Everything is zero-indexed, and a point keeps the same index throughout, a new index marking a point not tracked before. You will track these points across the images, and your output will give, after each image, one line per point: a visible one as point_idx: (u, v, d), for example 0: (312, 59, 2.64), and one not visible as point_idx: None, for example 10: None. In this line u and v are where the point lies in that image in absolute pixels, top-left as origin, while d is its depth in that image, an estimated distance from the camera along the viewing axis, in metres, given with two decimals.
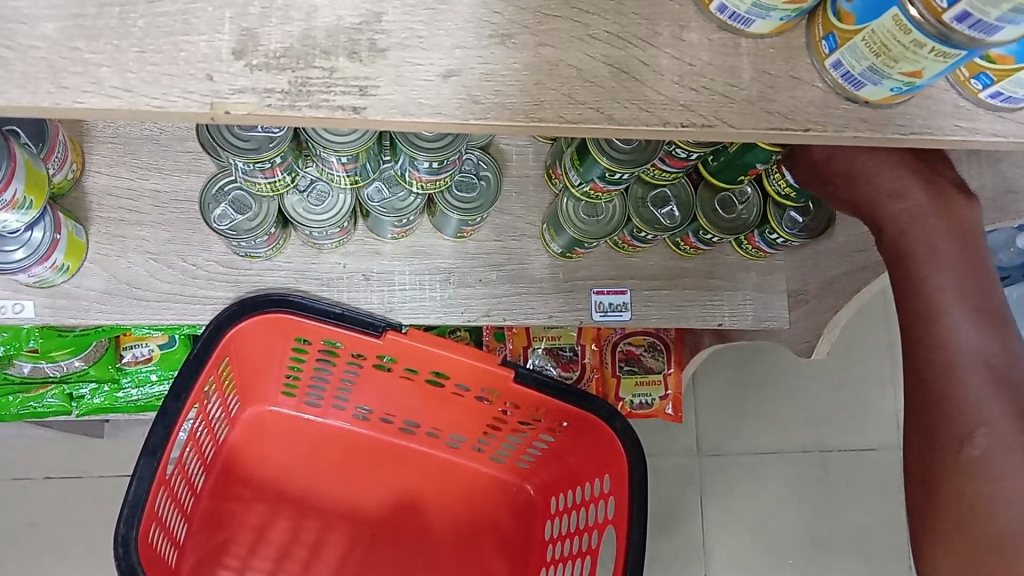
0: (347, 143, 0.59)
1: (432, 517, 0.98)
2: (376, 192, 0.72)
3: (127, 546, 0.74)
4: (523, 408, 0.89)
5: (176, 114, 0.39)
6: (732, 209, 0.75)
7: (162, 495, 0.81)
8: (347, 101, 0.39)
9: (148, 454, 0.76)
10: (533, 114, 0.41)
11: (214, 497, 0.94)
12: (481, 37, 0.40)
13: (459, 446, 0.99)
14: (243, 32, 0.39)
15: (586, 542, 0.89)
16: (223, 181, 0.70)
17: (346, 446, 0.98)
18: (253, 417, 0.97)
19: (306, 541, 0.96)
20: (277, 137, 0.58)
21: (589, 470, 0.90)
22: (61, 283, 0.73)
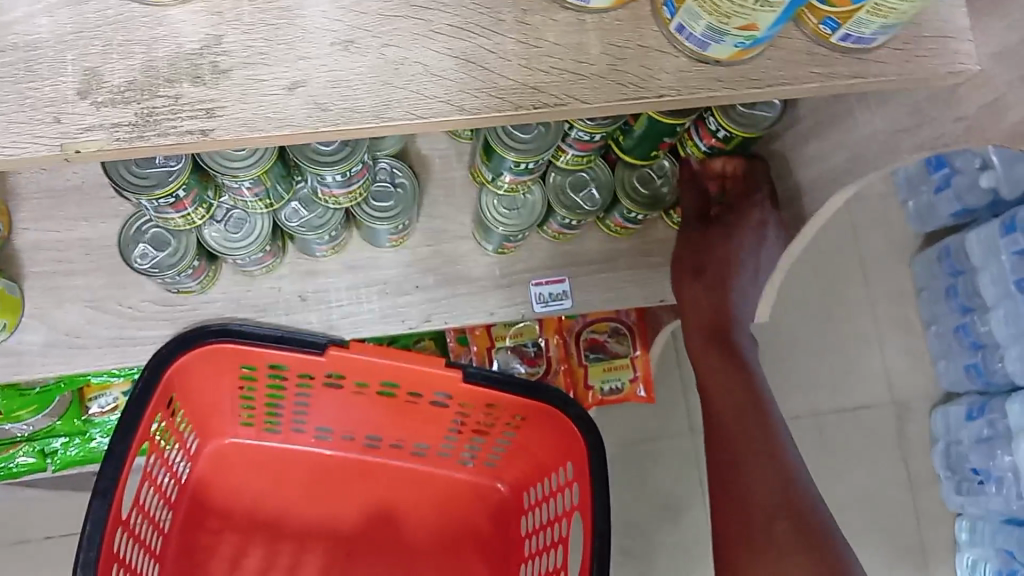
0: (248, 167, 0.60)
1: (406, 526, 1.01)
2: (294, 213, 0.72)
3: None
4: (474, 405, 0.93)
5: (29, 160, 0.39)
6: (652, 183, 0.75)
7: (123, 535, 0.84)
8: (194, 125, 0.40)
9: (100, 496, 0.77)
10: (383, 114, 0.41)
11: (186, 533, 0.97)
12: (324, 45, 0.41)
13: (425, 454, 1.03)
14: (85, 72, 0.40)
15: (560, 530, 0.93)
16: (141, 221, 0.70)
17: (311, 469, 1.03)
18: (215, 450, 1.02)
19: (283, 565, 0.99)
20: (176, 169, 0.59)
21: (554, 459, 0.94)
22: (4, 340, 0.75)
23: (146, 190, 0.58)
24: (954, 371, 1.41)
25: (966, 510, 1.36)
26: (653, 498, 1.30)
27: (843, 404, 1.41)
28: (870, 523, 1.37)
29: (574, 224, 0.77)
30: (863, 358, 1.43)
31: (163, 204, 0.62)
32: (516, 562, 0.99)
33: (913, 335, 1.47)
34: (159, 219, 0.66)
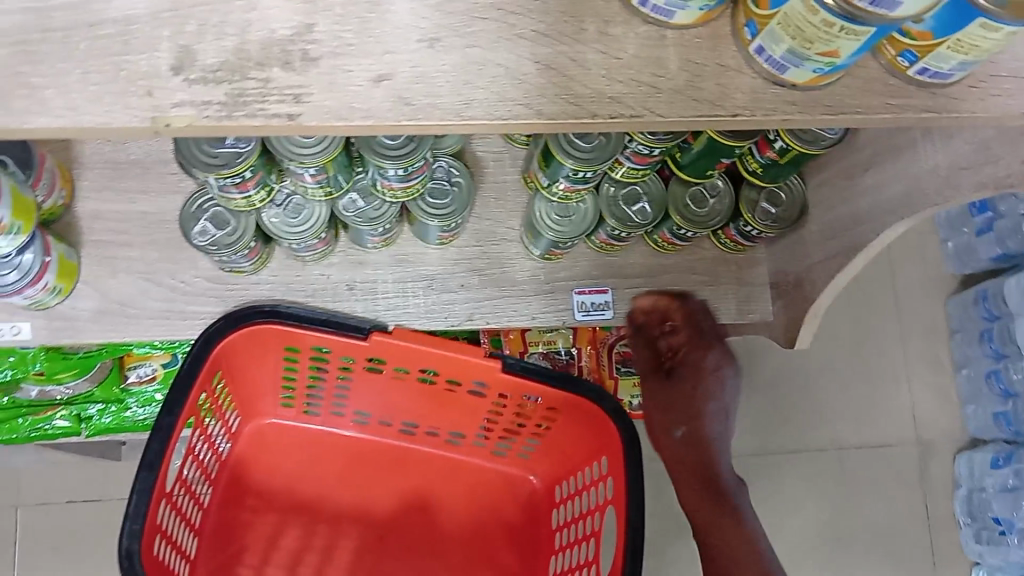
0: (315, 154, 0.61)
1: (439, 514, 1.04)
2: (351, 203, 0.74)
3: (132, 558, 0.75)
4: (514, 397, 0.95)
5: (119, 131, 0.40)
6: (704, 203, 0.75)
7: (162, 508, 0.85)
8: (281, 109, 0.41)
9: (146, 468, 0.77)
10: (463, 112, 0.42)
11: (224, 510, 0.99)
12: (410, 41, 0.42)
13: (460, 444, 1.05)
14: (180, 49, 0.41)
15: (594, 523, 0.95)
16: (202, 199, 0.73)
17: (347, 453, 1.04)
18: (254, 430, 1.03)
19: (317, 547, 1.01)
20: (245, 151, 0.61)
21: (590, 454, 0.97)
22: (56, 304, 0.76)
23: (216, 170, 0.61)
24: (983, 416, 1.40)
25: (985, 559, 1.36)
26: (672, 517, 1.30)
27: (868, 440, 1.40)
28: (890, 563, 1.36)
29: (622, 236, 0.77)
30: (890, 396, 1.42)
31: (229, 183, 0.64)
32: (547, 554, 1.02)
33: (943, 374, 1.45)
34: (221, 198, 0.68)
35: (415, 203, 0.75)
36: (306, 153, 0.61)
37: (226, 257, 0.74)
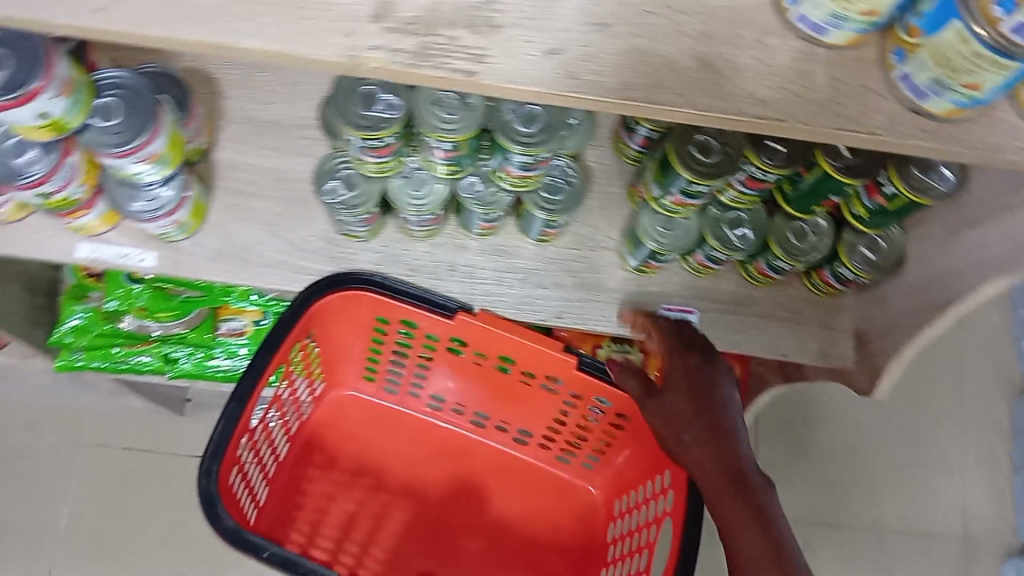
0: (454, 131, 0.66)
1: (493, 505, 1.10)
2: (471, 186, 0.79)
3: (209, 477, 0.81)
4: (585, 398, 1.02)
5: (317, 62, 0.45)
6: (806, 239, 0.78)
7: (248, 447, 0.92)
8: (463, 66, 0.45)
9: (237, 400, 0.84)
10: (623, 93, 0.46)
11: (295, 465, 1.07)
12: (584, 24, 0.46)
13: (524, 443, 1.12)
14: (382, 0, 0.46)
15: (645, 535, 0.98)
16: (336, 162, 0.80)
17: (417, 434, 1.12)
18: (336, 400, 1.12)
19: (374, 515, 1.08)
20: (392, 119, 0.67)
21: (648, 469, 1.02)
22: (180, 240, 0.82)
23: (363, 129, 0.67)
24: None
25: None
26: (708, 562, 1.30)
27: (914, 525, 1.37)
28: None
29: (719, 258, 0.79)
30: (942, 486, 1.39)
31: (368, 147, 0.69)
32: (594, 561, 1.06)
33: (1001, 474, 1.40)
34: (356, 161, 0.74)
35: (532, 195, 0.79)
36: (446, 127, 0.66)
37: (347, 218, 0.79)
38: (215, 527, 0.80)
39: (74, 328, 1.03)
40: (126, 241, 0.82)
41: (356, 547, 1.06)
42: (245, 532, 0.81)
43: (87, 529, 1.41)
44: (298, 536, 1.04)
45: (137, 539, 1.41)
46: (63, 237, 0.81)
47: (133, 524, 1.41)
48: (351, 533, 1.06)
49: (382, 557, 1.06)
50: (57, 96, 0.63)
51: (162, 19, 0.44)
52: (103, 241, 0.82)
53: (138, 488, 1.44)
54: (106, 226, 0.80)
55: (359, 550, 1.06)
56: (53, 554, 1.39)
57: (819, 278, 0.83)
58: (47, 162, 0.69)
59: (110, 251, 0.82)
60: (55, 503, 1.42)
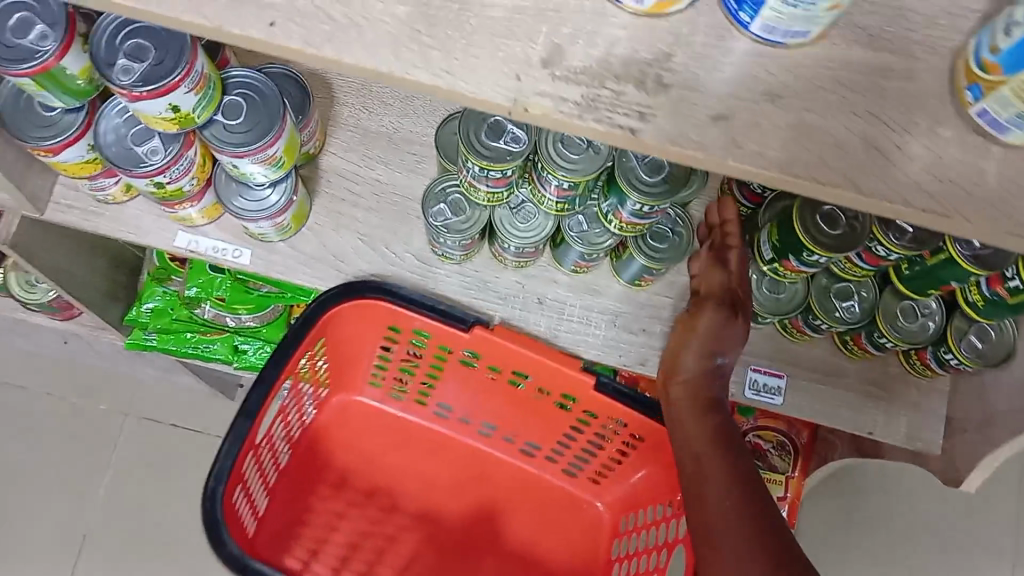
0: (573, 170, 0.66)
1: (500, 520, 1.17)
2: (576, 224, 0.77)
3: (214, 500, 0.87)
4: (595, 418, 1.07)
5: (480, 102, 0.44)
6: (914, 319, 0.76)
7: (252, 460, 0.98)
8: (627, 123, 0.44)
9: (245, 416, 0.90)
10: (788, 168, 0.44)
11: (301, 478, 1.14)
12: (754, 92, 0.45)
13: (529, 454, 1.19)
14: (553, 46, 0.45)
15: (655, 559, 1.04)
16: (446, 183, 0.79)
17: (423, 446, 1.19)
18: (340, 404, 1.19)
19: (382, 534, 1.15)
20: (516, 152, 0.67)
21: (657, 493, 1.08)
22: (275, 240, 0.82)
23: (485, 159, 0.67)
24: None
25: None
26: None
27: None
28: None
29: (819, 326, 0.77)
30: None
31: (486, 177, 0.69)
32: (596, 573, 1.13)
33: None
34: (467, 187, 0.73)
35: (637, 242, 0.77)
36: (570, 167, 0.66)
37: (448, 242, 0.79)
38: (220, 552, 0.88)
39: (152, 310, 1.04)
40: (223, 235, 0.82)
41: (362, 563, 1.13)
42: (249, 559, 0.88)
43: (124, 500, 1.40)
44: (302, 552, 1.11)
45: (172, 518, 1.40)
46: (164, 224, 0.82)
47: (169, 502, 1.41)
48: (358, 552, 1.13)
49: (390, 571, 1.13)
50: (190, 91, 0.63)
51: (331, 39, 0.44)
52: (199, 233, 0.82)
53: (179, 466, 1.44)
54: (206, 219, 0.81)
55: (366, 566, 1.13)
56: (89, 521, 1.38)
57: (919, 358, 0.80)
58: (167, 153, 0.69)
59: (208, 243, 0.82)
60: (97, 470, 1.42)
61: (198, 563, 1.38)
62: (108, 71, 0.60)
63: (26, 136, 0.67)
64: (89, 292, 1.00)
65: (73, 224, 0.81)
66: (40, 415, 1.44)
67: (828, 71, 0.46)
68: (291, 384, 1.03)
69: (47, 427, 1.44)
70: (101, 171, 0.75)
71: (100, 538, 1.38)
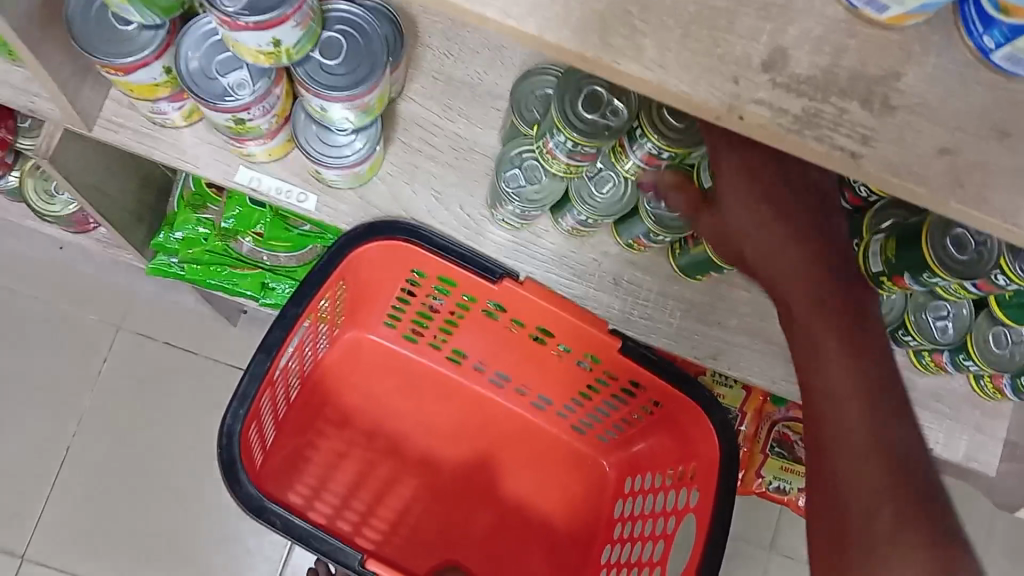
0: (681, 137, 0.59)
1: (507, 476, 0.99)
2: (656, 200, 0.71)
3: (231, 438, 0.75)
4: (618, 380, 0.90)
5: (691, 104, 0.39)
6: (1005, 346, 0.74)
7: (266, 397, 0.82)
8: (848, 145, 0.40)
9: (263, 352, 0.77)
10: (1009, 216, 0.41)
11: (302, 411, 0.96)
12: (983, 127, 0.41)
13: (544, 409, 1.01)
14: (777, 49, 0.40)
15: (661, 526, 0.87)
16: (522, 149, 0.73)
17: (434, 388, 1.01)
18: (352, 340, 0.99)
19: (382, 476, 0.97)
20: (615, 127, 0.61)
21: (669, 458, 0.90)
22: (345, 190, 0.77)
23: (578, 132, 0.60)
24: None
25: None
26: None
27: None
28: None
29: (905, 341, 0.76)
30: None
31: (576, 150, 0.63)
32: (601, 541, 0.97)
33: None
34: (543, 156, 0.67)
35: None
36: (674, 136, 0.59)
37: (519, 211, 0.73)
38: (235, 493, 0.75)
39: (181, 239, 0.98)
40: (287, 176, 0.76)
41: (361, 508, 0.96)
42: (266, 501, 0.75)
43: (112, 417, 1.34)
44: (303, 489, 0.94)
45: (159, 440, 1.34)
46: (222, 156, 0.75)
47: (157, 423, 1.34)
48: (357, 495, 0.96)
49: (389, 519, 0.96)
50: (296, 26, 0.57)
51: (535, 13, 0.38)
52: (262, 170, 0.76)
53: (170, 387, 1.36)
54: (270, 157, 0.74)
55: (365, 511, 0.96)
56: (74, 435, 1.32)
57: (989, 381, 0.80)
58: (255, 89, 0.63)
59: (271, 183, 0.76)
60: (85, 381, 1.35)
61: (184, 490, 1.33)
62: None
63: (95, 49, 0.59)
64: (114, 210, 0.93)
65: (125, 145, 0.74)
66: (27, 318, 1.36)
67: None
68: (310, 322, 0.84)
69: (32, 333, 1.36)
70: (167, 95, 0.68)
71: (87, 454, 1.32)
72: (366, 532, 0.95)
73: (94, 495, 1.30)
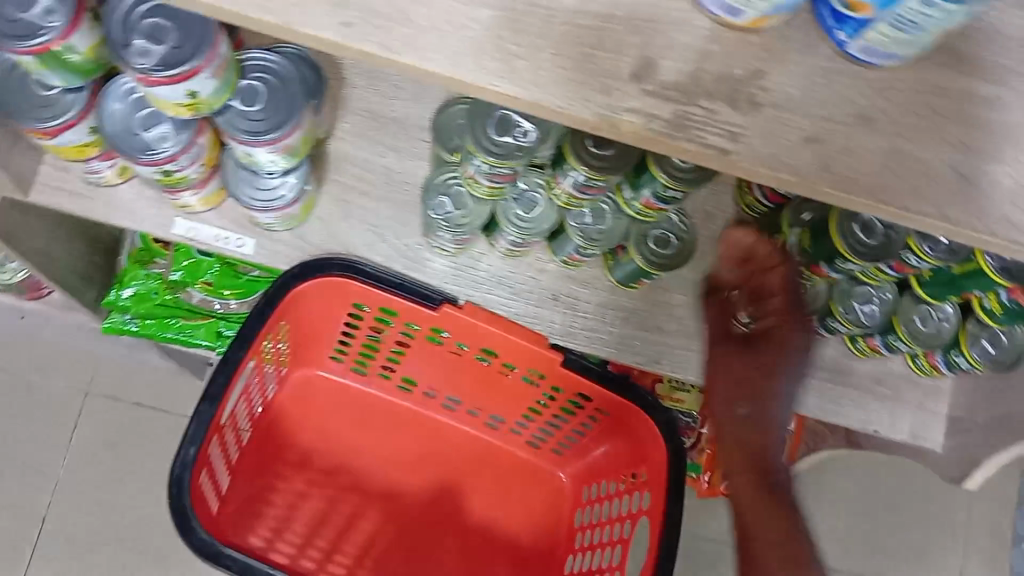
0: (609, 161, 0.64)
1: (468, 500, 1.00)
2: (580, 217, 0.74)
3: (181, 485, 0.75)
4: (564, 394, 0.92)
5: (569, 118, 0.42)
6: (930, 324, 0.77)
7: (215, 442, 0.83)
8: (718, 142, 0.42)
9: (207, 400, 0.78)
10: (878, 195, 0.43)
11: (254, 451, 0.96)
12: (846, 115, 0.44)
13: (497, 427, 1.02)
14: (644, 59, 0.42)
15: (618, 533, 0.90)
16: (447, 175, 0.75)
17: (388, 417, 1.01)
18: (300, 378, 1.00)
19: (344, 513, 0.97)
20: (526, 145, 0.63)
21: (622, 464, 0.92)
22: (281, 230, 0.79)
23: (492, 154, 0.63)
24: None
25: None
26: None
27: None
28: None
29: (836, 329, 0.78)
30: (942, 554, 1.47)
31: (493, 172, 0.66)
32: (564, 551, 0.98)
33: (1000, 548, 1.47)
34: (468, 182, 0.70)
35: (639, 245, 0.74)
36: (599, 163, 0.64)
37: (450, 236, 0.76)
38: (188, 540, 0.75)
39: (132, 295, 0.99)
40: (224, 223, 0.78)
41: (324, 545, 0.96)
42: (221, 546, 0.76)
43: (83, 482, 1.33)
44: (264, 531, 0.95)
45: (133, 501, 1.33)
46: (160, 209, 0.77)
47: (130, 484, 1.34)
48: (320, 532, 0.97)
49: (353, 554, 0.96)
50: (211, 77, 0.59)
51: (411, 44, 0.40)
52: (199, 220, 0.77)
53: (140, 446, 1.36)
54: (205, 206, 0.76)
55: (329, 547, 0.96)
56: (47, 505, 1.31)
57: (926, 360, 0.82)
58: (178, 141, 0.65)
59: (208, 231, 0.78)
60: (54, 449, 1.34)
61: (163, 549, 1.32)
62: (126, 56, 0.55)
63: (22, 117, 0.62)
64: (63, 272, 0.94)
65: (61, 207, 0.75)
66: None
67: (920, 95, 0.44)
68: (255, 363, 0.86)
69: None
70: (97, 154, 0.70)
71: (64, 523, 1.31)
72: (331, 568, 0.96)
73: (71, 563, 1.29)
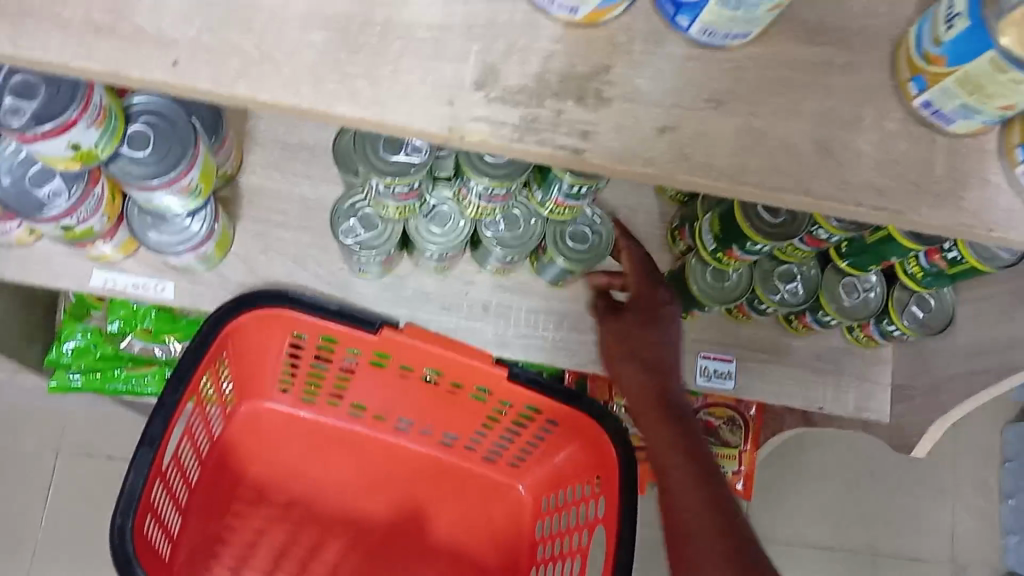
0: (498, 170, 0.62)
1: (428, 519, 1.00)
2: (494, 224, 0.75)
3: (124, 536, 0.74)
4: (514, 407, 0.91)
5: (416, 133, 0.42)
6: (857, 296, 0.77)
7: (157, 487, 0.82)
8: (569, 142, 0.42)
9: (146, 444, 0.76)
10: (738, 177, 0.43)
11: (207, 491, 0.95)
12: (698, 100, 0.43)
13: (453, 444, 1.01)
14: (486, 66, 0.42)
15: (578, 540, 0.90)
16: (355, 199, 0.75)
17: (342, 444, 1.01)
18: (249, 412, 0.99)
19: (305, 544, 0.97)
20: (418, 162, 0.62)
21: (581, 470, 0.92)
22: (202, 270, 0.79)
23: (386, 173, 0.62)
24: None
25: None
26: None
27: (902, 551, 1.41)
28: None
29: (764, 309, 0.79)
30: (932, 514, 1.43)
31: (393, 192, 0.65)
32: (527, 562, 0.98)
33: (989, 502, 1.46)
34: (374, 205, 0.69)
35: (556, 244, 0.75)
36: (496, 172, 0.62)
37: (365, 259, 0.76)
38: None
39: (74, 349, 0.99)
40: (142, 270, 0.77)
41: None
42: None
43: None
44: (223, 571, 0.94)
45: None
46: (75, 262, 0.76)
47: None
48: (282, 566, 0.96)
49: None
50: (90, 126, 0.56)
51: (244, 76, 0.40)
52: (116, 270, 0.77)
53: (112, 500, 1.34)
54: (123, 254, 0.76)
55: None
56: None
57: (862, 332, 0.82)
58: (71, 195, 0.64)
59: (127, 279, 0.77)
60: None
61: None
62: None
63: None
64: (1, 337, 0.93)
65: None
66: None
67: (770, 71, 0.44)
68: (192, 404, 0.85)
69: None
70: None
71: None
72: None
73: None
